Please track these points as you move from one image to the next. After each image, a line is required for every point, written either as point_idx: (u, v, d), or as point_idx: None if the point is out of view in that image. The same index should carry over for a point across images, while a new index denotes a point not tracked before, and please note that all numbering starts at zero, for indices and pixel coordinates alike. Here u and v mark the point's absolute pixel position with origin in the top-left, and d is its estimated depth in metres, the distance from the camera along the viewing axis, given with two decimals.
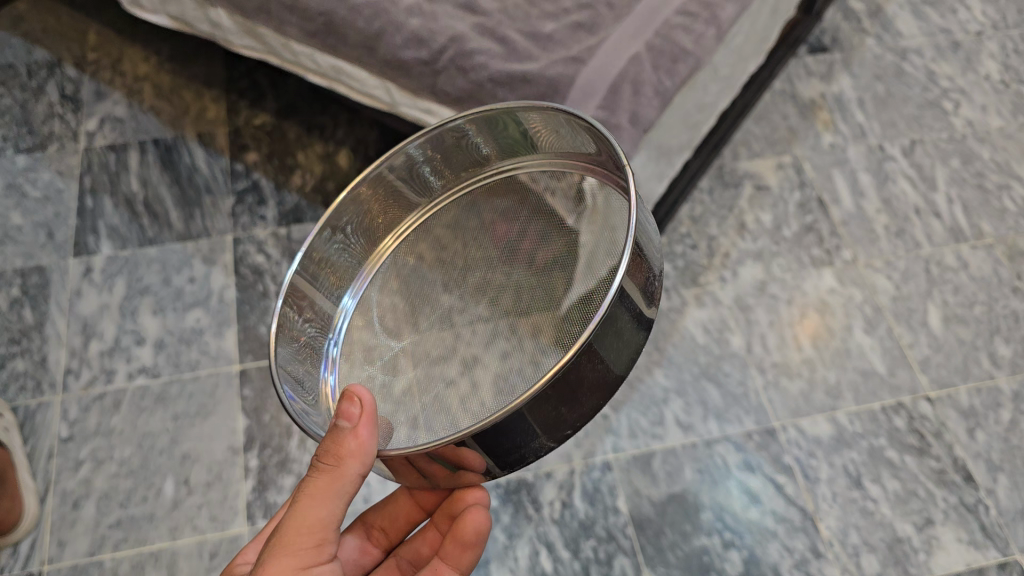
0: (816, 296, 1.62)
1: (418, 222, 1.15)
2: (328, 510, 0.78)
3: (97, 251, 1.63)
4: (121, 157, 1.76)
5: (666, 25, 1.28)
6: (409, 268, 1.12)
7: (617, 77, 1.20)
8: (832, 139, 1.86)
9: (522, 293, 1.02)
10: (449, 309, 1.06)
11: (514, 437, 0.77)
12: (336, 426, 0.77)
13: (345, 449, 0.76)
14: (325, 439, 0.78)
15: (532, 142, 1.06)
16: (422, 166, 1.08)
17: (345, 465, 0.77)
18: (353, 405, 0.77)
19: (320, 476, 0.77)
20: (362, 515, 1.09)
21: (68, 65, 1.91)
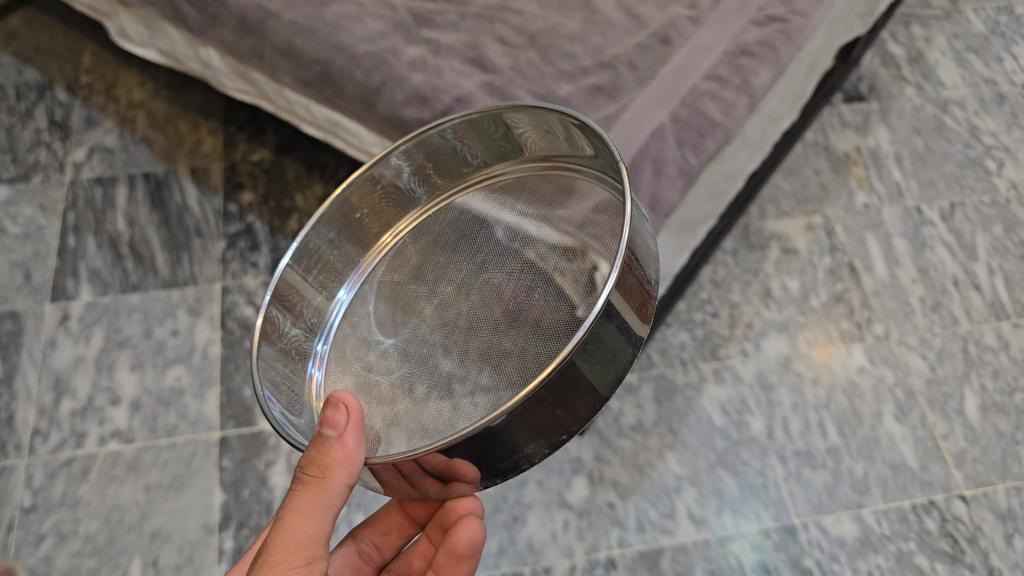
0: (844, 376, 1.51)
1: (412, 225, 1.09)
2: (316, 526, 0.73)
3: (76, 297, 1.53)
4: (108, 193, 1.66)
5: (694, 92, 1.17)
6: (395, 271, 1.04)
7: (638, 154, 1.08)
8: (867, 198, 1.74)
9: (502, 299, 0.92)
10: (425, 313, 0.97)
11: (500, 442, 0.70)
12: (321, 434, 0.72)
13: (330, 458, 0.72)
14: (308, 449, 0.74)
15: (527, 142, 1.00)
16: (412, 166, 1.03)
17: (331, 475, 0.72)
18: (339, 411, 0.73)
19: (308, 490, 0.73)
20: (352, 532, 1.03)
21: (60, 88, 1.80)
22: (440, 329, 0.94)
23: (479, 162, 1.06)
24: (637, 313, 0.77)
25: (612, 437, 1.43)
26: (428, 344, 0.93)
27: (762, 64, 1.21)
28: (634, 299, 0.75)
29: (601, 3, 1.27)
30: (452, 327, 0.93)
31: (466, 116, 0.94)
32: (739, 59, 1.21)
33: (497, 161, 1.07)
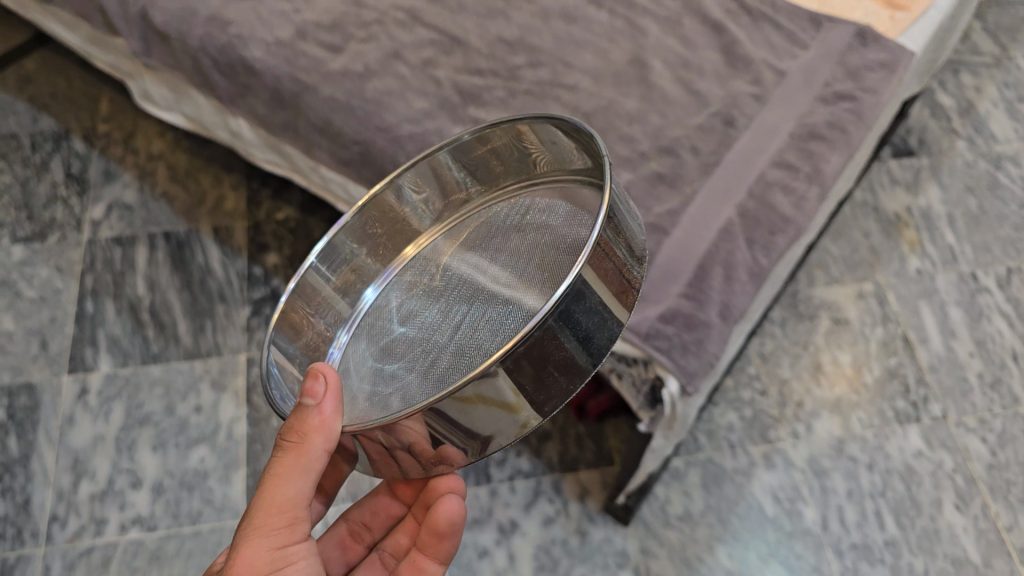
0: (901, 460, 1.43)
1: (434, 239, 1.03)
2: (297, 489, 0.74)
3: (94, 368, 1.46)
4: (128, 253, 1.59)
5: (762, 182, 1.09)
6: (409, 285, 0.98)
7: (705, 257, 1.00)
8: (920, 264, 1.66)
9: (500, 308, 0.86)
10: (422, 325, 0.90)
11: (475, 415, 0.71)
12: (301, 404, 0.73)
13: (308, 424, 0.72)
14: (291, 417, 0.74)
15: (536, 155, 0.95)
16: (424, 186, 0.99)
17: (309, 441, 0.73)
18: (318, 381, 0.74)
19: (287, 454, 0.74)
20: (345, 514, 1.00)
21: (77, 138, 1.74)
22: (435, 338, 0.87)
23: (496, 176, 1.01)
24: (618, 300, 0.77)
25: (658, 527, 1.35)
26: (424, 353, 0.87)
27: (833, 149, 1.13)
28: (613, 284, 0.76)
29: (657, 78, 1.19)
30: (450, 338, 0.86)
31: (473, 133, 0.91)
32: (807, 143, 1.14)
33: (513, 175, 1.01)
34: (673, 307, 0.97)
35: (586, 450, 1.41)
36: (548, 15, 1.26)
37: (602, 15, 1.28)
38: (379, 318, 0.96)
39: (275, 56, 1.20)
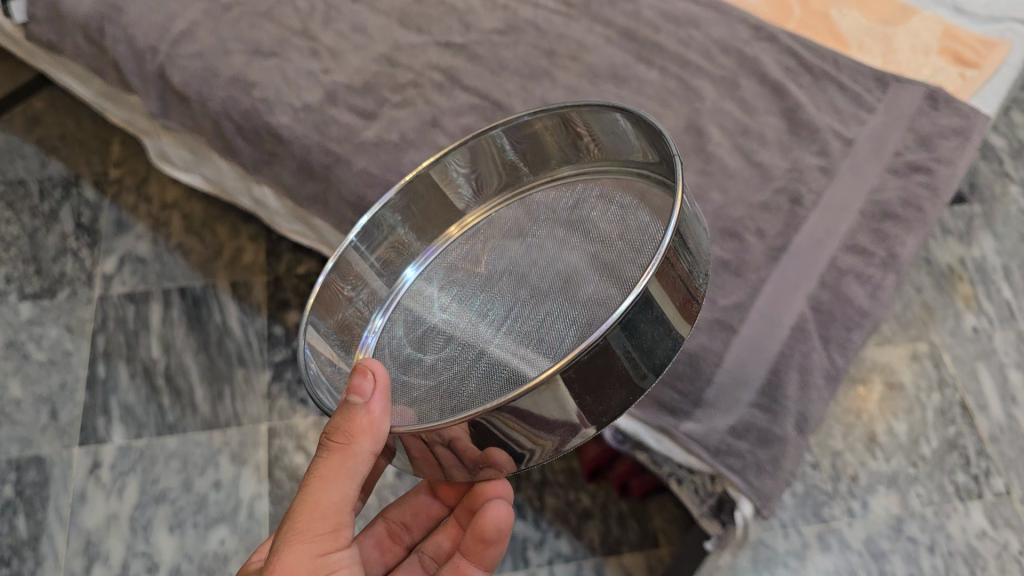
0: (963, 542, 1.35)
1: (479, 218, 0.96)
2: (342, 493, 0.70)
3: (107, 439, 1.38)
4: (141, 311, 1.51)
5: (835, 271, 1.00)
6: (448, 266, 0.91)
7: (779, 360, 0.92)
8: (975, 321, 1.58)
9: (553, 298, 0.79)
10: (464, 313, 0.83)
11: (523, 425, 0.63)
12: (346, 402, 0.67)
13: (355, 426, 0.67)
14: (335, 414, 0.69)
15: (594, 141, 0.88)
16: (470, 163, 0.92)
17: (355, 443, 0.67)
18: (365, 377, 0.68)
19: (332, 456, 0.69)
20: (380, 511, 0.93)
21: (87, 184, 1.66)
22: (479, 325, 0.81)
23: (548, 161, 0.94)
24: (679, 312, 0.69)
25: None
26: (468, 341, 0.80)
27: (908, 232, 1.04)
28: (674, 293, 0.67)
29: (717, 148, 1.10)
30: (499, 329, 0.79)
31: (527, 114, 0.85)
32: (880, 224, 1.05)
33: (566, 162, 0.94)
34: (746, 419, 0.90)
35: (629, 531, 1.32)
36: (595, 76, 1.18)
37: (653, 75, 1.19)
38: (416, 301, 0.89)
39: (305, 123, 1.12)
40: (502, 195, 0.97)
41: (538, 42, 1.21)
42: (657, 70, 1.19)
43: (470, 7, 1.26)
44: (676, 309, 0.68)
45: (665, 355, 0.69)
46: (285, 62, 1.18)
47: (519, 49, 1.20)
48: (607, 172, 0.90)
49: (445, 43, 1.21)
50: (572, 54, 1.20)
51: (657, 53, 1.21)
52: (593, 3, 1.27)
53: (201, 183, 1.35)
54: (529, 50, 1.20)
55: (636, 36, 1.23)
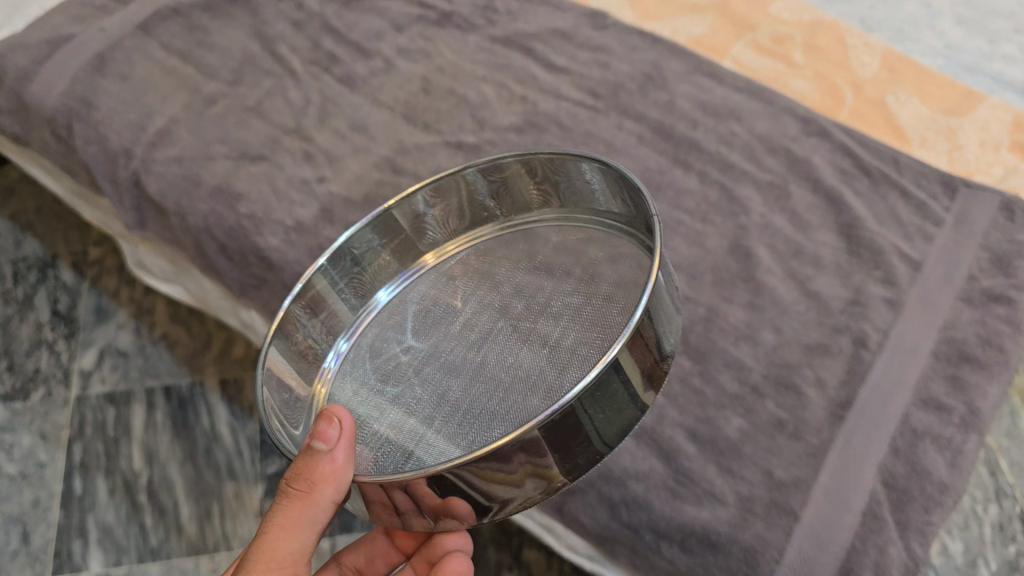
0: None
1: (456, 252, 0.98)
2: (299, 541, 0.70)
3: (83, 567, 1.25)
4: (122, 414, 1.38)
5: (909, 435, 0.86)
6: (422, 299, 0.92)
7: (849, 556, 0.78)
8: None
9: (527, 343, 0.81)
10: (437, 351, 0.85)
11: (484, 482, 0.63)
12: (310, 449, 0.67)
13: (317, 475, 0.67)
14: (298, 458, 0.69)
15: (573, 186, 0.90)
16: (448, 199, 0.93)
17: (317, 492, 0.67)
18: (331, 425, 0.67)
19: (292, 504, 0.69)
20: (334, 556, 0.95)
21: (65, 266, 1.54)
22: (453, 367, 0.82)
23: (529, 203, 0.96)
24: (649, 378, 0.67)
25: None
26: (438, 381, 0.81)
27: (993, 378, 0.89)
28: (644, 360, 0.66)
29: (767, 275, 0.97)
30: (469, 373, 0.81)
31: (508, 156, 0.86)
32: (958, 370, 0.91)
33: (543, 206, 0.96)
34: None
35: None
36: None
37: (691, 182, 1.05)
38: (385, 336, 0.90)
39: (296, 245, 0.98)
40: (481, 231, 0.98)
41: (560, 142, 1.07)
42: (696, 177, 1.05)
43: (482, 97, 1.11)
44: (647, 381, 0.67)
45: (634, 420, 0.68)
46: (276, 169, 1.04)
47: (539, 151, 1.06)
48: (582, 219, 0.92)
49: (456, 144, 1.07)
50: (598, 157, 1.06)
51: (695, 154, 1.07)
52: (620, 92, 1.13)
53: (188, 294, 1.20)
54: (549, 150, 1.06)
55: (670, 133, 1.09)
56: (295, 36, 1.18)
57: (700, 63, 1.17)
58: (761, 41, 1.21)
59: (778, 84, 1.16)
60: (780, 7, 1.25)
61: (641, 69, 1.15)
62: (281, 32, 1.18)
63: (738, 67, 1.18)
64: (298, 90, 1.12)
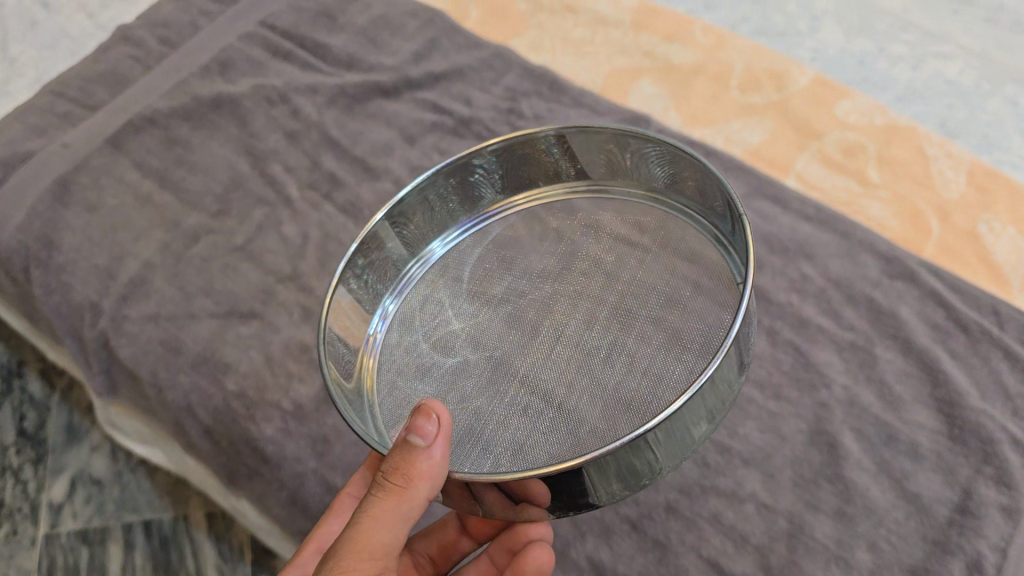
0: None
1: (519, 208, 0.97)
2: (389, 536, 0.63)
3: None
4: (95, 555, 1.21)
5: None
6: (478, 264, 0.93)
7: None
8: None
9: (594, 332, 0.81)
10: (501, 330, 0.85)
11: (556, 494, 0.62)
12: (408, 442, 0.62)
13: (416, 469, 0.62)
14: (392, 452, 0.64)
15: (641, 167, 0.88)
16: (508, 164, 0.91)
17: (414, 488, 0.62)
18: (430, 421, 0.63)
19: (384, 497, 0.63)
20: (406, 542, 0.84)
21: (31, 373, 1.37)
22: (516, 350, 0.83)
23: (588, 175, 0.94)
24: (728, 389, 0.66)
25: None
26: (501, 359, 0.82)
27: None
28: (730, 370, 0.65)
29: (856, 472, 0.81)
30: (533, 353, 0.82)
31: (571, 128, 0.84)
32: None
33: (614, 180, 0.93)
34: None
35: None
36: None
37: (759, 344, 0.91)
38: (437, 309, 0.89)
39: (296, 436, 0.82)
40: (534, 197, 0.97)
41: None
42: (765, 335, 0.92)
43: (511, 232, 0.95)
44: (729, 383, 0.66)
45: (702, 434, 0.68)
46: (269, 330, 0.89)
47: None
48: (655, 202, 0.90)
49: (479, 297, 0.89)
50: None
51: (762, 306, 0.93)
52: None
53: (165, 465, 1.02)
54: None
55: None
56: (289, 151, 1.01)
57: (762, 184, 1.02)
58: (829, 153, 1.05)
59: (852, 210, 1.01)
60: (846, 107, 1.09)
61: None
62: (274, 147, 1.01)
63: (805, 187, 1.03)
64: (295, 222, 0.96)
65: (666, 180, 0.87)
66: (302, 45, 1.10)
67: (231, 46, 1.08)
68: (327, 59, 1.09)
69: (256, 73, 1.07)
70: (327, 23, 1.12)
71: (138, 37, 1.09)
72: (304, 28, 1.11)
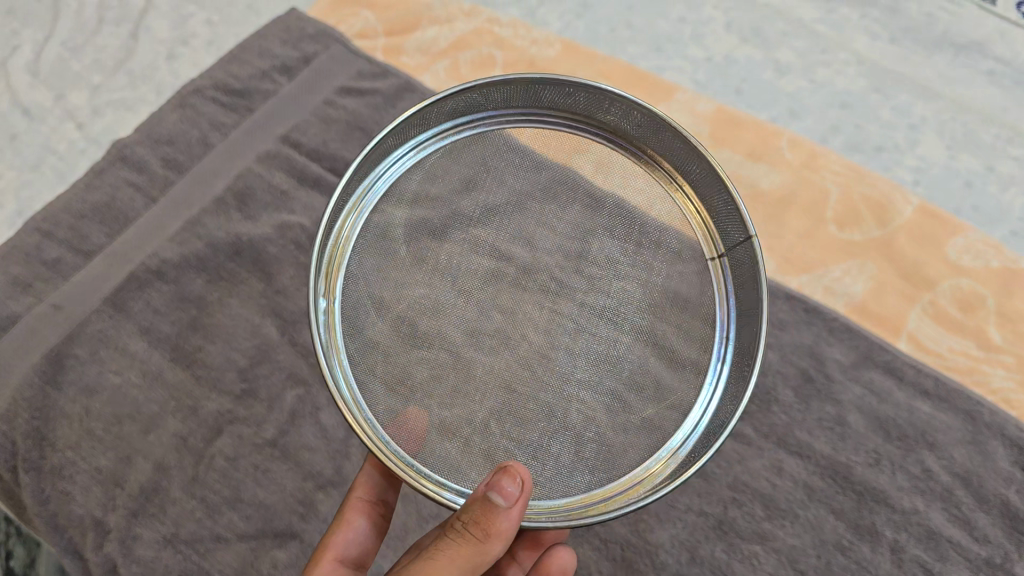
0: None
1: (481, 130, 0.78)
2: None
3: None
4: None
5: None
6: (436, 209, 0.75)
7: None
8: None
9: (575, 316, 0.74)
10: (475, 300, 0.73)
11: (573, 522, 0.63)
12: (485, 499, 0.57)
13: (492, 529, 0.58)
14: (472, 503, 0.59)
15: (644, 132, 0.75)
16: (505, 90, 0.73)
17: (488, 545, 0.58)
18: (515, 483, 0.58)
19: (458, 542, 0.59)
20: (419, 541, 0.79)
21: None
22: (493, 321, 0.72)
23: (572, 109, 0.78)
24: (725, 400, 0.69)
25: None
26: (476, 326, 0.72)
27: None
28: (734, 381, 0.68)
29: None
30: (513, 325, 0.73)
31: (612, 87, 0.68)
32: None
33: (594, 123, 0.79)
34: None
35: None
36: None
37: (883, 563, 0.80)
38: (382, 263, 0.73)
39: None
40: (495, 116, 0.78)
41: (705, 506, 0.82)
42: (888, 553, 0.81)
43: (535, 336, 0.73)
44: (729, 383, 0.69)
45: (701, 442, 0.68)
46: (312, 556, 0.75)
47: (675, 526, 0.81)
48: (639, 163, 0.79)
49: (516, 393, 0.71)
50: (758, 529, 0.81)
51: (882, 514, 0.82)
52: (773, 407, 0.87)
53: None
54: (692, 518, 0.82)
55: (847, 479, 0.84)
56: None
57: (873, 349, 0.90)
58: (943, 307, 0.93)
59: (974, 378, 0.89)
60: (958, 247, 0.96)
61: (800, 368, 0.89)
62: (306, 306, 0.85)
63: (921, 351, 0.90)
64: (335, 409, 0.81)
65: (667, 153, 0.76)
66: (332, 168, 0.94)
67: (250, 171, 0.93)
68: None
69: (281, 205, 0.91)
70: (362, 137, 0.96)
71: (139, 158, 0.92)
72: (335, 145, 0.95)
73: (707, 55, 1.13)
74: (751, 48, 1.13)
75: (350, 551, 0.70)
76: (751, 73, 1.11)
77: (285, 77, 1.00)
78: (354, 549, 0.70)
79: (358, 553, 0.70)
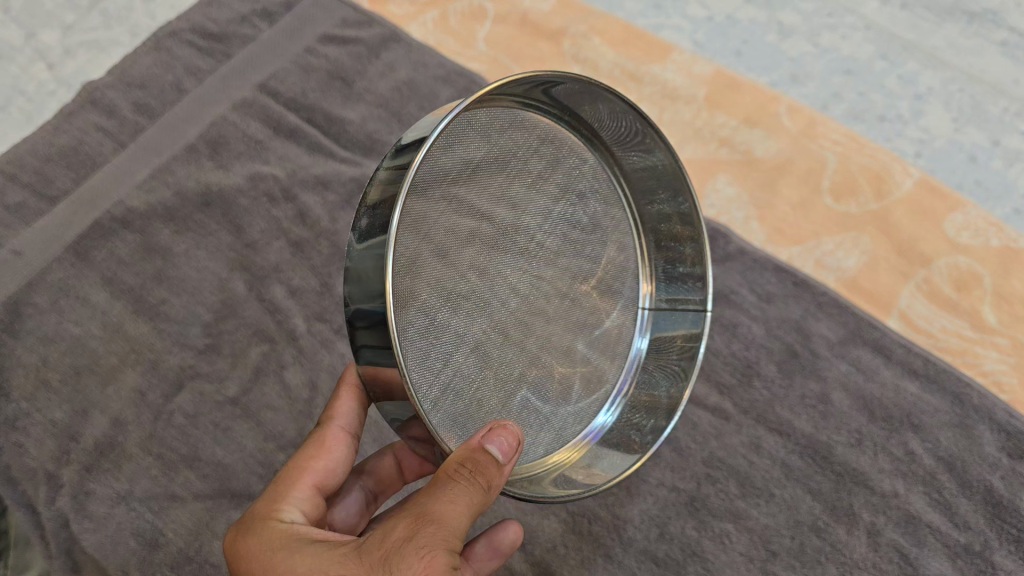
0: None
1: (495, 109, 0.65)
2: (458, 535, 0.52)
3: None
4: None
5: None
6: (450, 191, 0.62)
7: None
8: None
9: (545, 286, 0.71)
10: (480, 282, 0.65)
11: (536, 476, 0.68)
12: (490, 453, 0.53)
13: (497, 479, 0.53)
14: (466, 455, 0.53)
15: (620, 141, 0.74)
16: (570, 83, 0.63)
17: (492, 492, 0.53)
18: (506, 435, 0.55)
19: (466, 489, 0.52)
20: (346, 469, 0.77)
21: None
22: (490, 292, 0.66)
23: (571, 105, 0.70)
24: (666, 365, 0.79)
25: None
26: (480, 295, 0.65)
27: None
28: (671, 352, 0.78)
29: None
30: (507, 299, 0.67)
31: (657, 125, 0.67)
32: None
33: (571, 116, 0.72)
34: None
35: None
36: (772, 556, 0.77)
37: (858, 547, 0.78)
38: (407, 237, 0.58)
39: None
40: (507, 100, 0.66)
41: (677, 482, 0.80)
42: (864, 536, 0.78)
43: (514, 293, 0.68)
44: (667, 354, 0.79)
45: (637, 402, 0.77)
46: None
47: (645, 501, 0.79)
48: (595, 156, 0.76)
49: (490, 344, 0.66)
50: (731, 506, 0.79)
51: (860, 497, 0.79)
52: (755, 383, 0.85)
53: None
54: (664, 494, 0.79)
55: (826, 459, 0.81)
56: (294, 267, 0.83)
57: (862, 326, 0.87)
58: (936, 285, 0.89)
59: (965, 359, 0.86)
60: (957, 224, 0.92)
61: (783, 342, 0.86)
62: (275, 260, 0.83)
63: (912, 329, 0.88)
64: (301, 367, 0.78)
65: (628, 155, 0.76)
66: (310, 118, 0.91)
67: (224, 118, 0.89)
68: (341, 140, 0.90)
69: (255, 156, 0.88)
70: (342, 88, 0.93)
71: (109, 101, 0.89)
72: (314, 96, 0.92)
73: (709, 15, 1.09)
74: (755, 10, 1.09)
75: (327, 482, 0.62)
76: (753, 35, 1.07)
77: (265, 22, 0.96)
78: (331, 479, 0.63)
79: (332, 484, 0.63)
